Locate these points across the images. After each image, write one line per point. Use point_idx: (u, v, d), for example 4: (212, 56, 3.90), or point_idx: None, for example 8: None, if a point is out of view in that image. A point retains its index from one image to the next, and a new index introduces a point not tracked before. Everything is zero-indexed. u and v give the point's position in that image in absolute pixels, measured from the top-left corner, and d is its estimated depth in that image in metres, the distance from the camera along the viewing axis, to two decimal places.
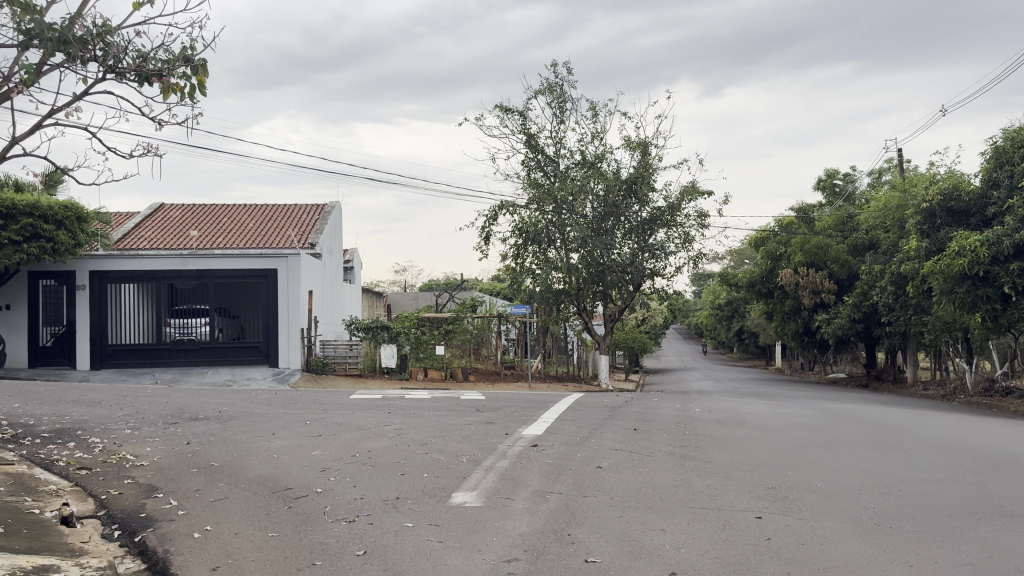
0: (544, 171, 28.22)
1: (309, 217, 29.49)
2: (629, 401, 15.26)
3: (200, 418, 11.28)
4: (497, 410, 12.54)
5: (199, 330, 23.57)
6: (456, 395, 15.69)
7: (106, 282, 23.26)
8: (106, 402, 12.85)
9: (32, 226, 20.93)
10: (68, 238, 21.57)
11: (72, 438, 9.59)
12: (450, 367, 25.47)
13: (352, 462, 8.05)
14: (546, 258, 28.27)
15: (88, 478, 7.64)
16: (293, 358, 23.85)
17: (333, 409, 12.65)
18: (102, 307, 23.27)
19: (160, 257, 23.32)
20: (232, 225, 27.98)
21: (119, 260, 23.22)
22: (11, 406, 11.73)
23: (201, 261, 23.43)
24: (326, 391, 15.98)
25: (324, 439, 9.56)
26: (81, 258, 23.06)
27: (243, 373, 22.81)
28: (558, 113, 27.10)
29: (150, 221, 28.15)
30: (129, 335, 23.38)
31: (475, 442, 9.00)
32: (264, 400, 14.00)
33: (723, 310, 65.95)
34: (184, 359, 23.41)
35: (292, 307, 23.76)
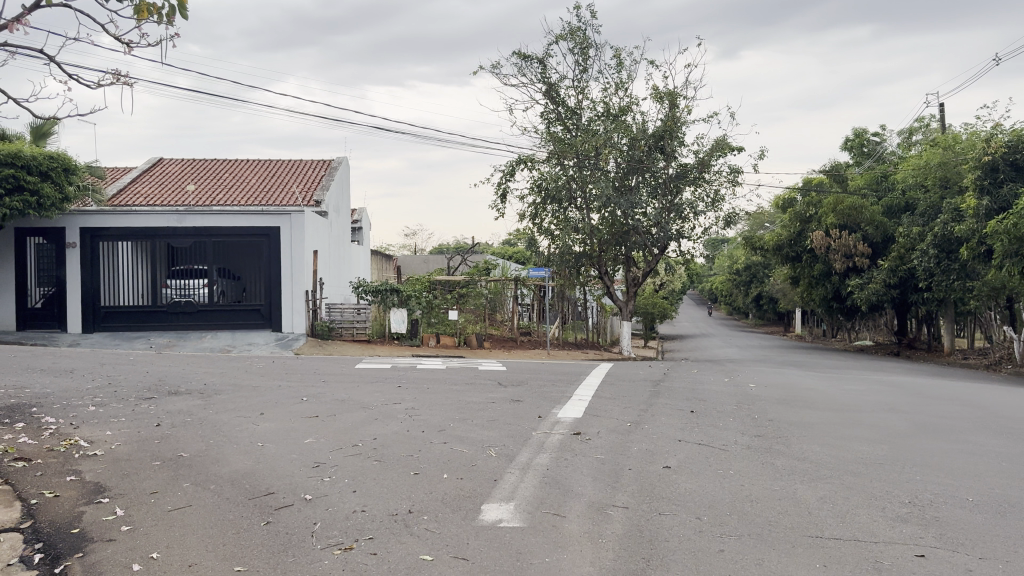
0: (564, 124, 26.28)
1: (314, 173, 27.76)
2: (669, 374, 13.61)
3: (179, 392, 9.70)
4: (524, 385, 10.96)
5: (199, 292, 22.04)
6: (475, 364, 14.13)
7: (98, 239, 21.65)
8: (79, 372, 11.28)
9: (14, 177, 19.29)
10: (55, 192, 19.96)
11: (23, 418, 8.03)
12: (464, 333, 23.90)
13: (353, 456, 6.45)
14: (566, 219, 26.23)
15: (23, 474, 6.07)
16: (297, 322, 22.31)
17: (336, 382, 11.05)
18: (94, 266, 21.71)
19: (154, 214, 21.66)
20: (233, 180, 26.29)
21: (112, 216, 21.56)
22: None
23: (198, 218, 21.79)
24: (329, 359, 14.40)
25: (321, 422, 7.96)
26: (71, 214, 21.42)
27: (244, 337, 21.29)
28: (580, 60, 25.23)
29: (146, 176, 26.46)
30: (123, 296, 21.83)
31: (505, 428, 7.38)
32: (258, 370, 12.41)
33: (741, 275, 64.07)
34: (182, 323, 21.90)
35: (296, 269, 22.17)
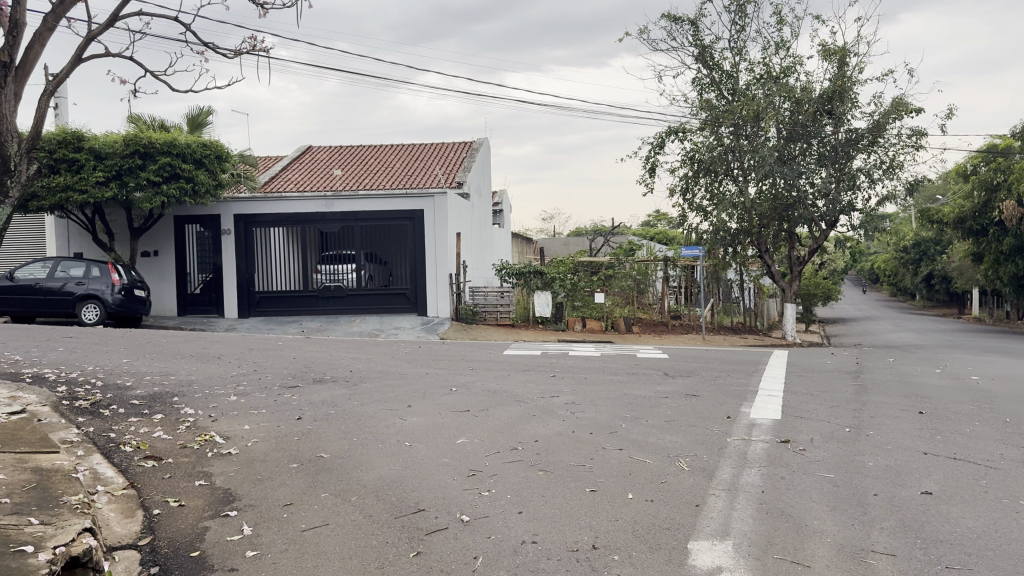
0: (719, 90, 24.42)
1: (457, 155, 27.23)
2: (863, 365, 11.76)
3: (322, 380, 9.05)
4: (696, 375, 9.59)
5: (348, 277, 21.96)
6: (633, 351, 12.87)
7: (252, 226, 21.96)
8: (227, 357, 10.96)
9: (171, 166, 19.78)
10: (208, 178, 20.39)
11: (163, 409, 7.58)
12: (612, 317, 22.59)
13: (514, 463, 5.37)
14: (721, 193, 24.39)
15: (150, 477, 5.44)
16: (442, 306, 21.83)
17: (485, 370, 10.10)
18: (247, 253, 22.03)
19: (304, 200, 21.68)
20: (377, 165, 26.16)
21: (264, 202, 21.80)
22: (118, 363, 10.06)
23: (345, 202, 21.62)
24: (477, 345, 13.59)
25: (474, 417, 6.96)
26: (226, 201, 21.82)
27: (390, 321, 21.00)
28: (738, 19, 23.86)
29: (295, 163, 26.82)
30: (276, 282, 22.08)
31: (692, 432, 6.09)
32: (404, 356, 11.68)
33: (909, 253, 58.89)
34: (332, 307, 21.97)
35: (441, 252, 21.64)
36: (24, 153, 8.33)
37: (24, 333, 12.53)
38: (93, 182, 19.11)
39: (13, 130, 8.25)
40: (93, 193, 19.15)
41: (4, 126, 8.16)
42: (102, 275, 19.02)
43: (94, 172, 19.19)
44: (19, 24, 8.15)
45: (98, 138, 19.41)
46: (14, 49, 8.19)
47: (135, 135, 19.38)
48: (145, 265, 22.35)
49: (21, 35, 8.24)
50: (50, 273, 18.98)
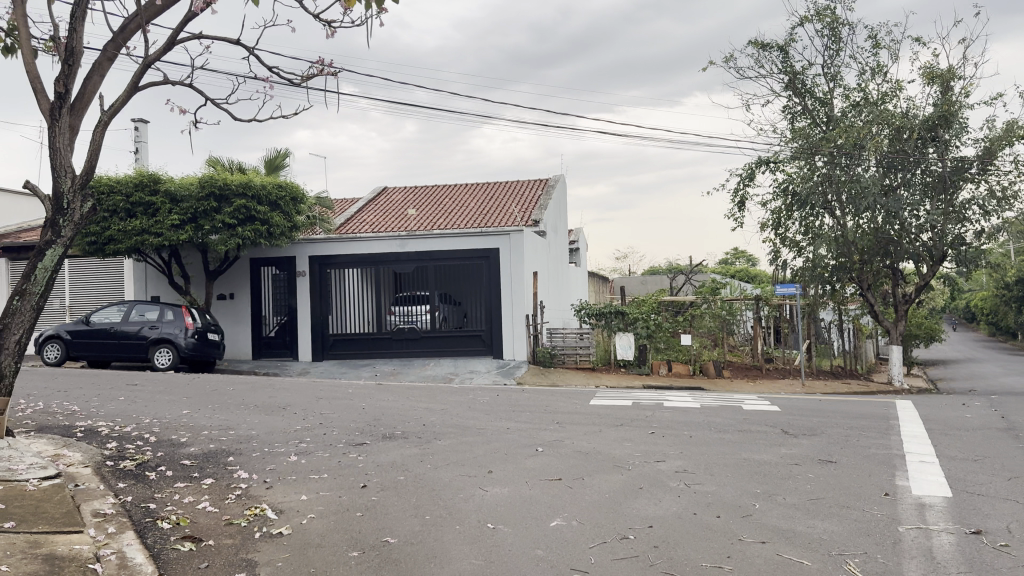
0: (812, 118, 23.07)
1: (532, 193, 26.43)
2: (1011, 420, 10.13)
3: (391, 435, 8.07)
4: (822, 435, 8.24)
5: (422, 319, 21.20)
6: (737, 402, 11.53)
7: (327, 268, 21.51)
8: (294, 407, 10.15)
9: (246, 208, 19.50)
10: (283, 220, 20.07)
11: (215, 472, 6.72)
12: (700, 361, 21.04)
13: (628, 560, 4.23)
14: (816, 226, 22.92)
15: (183, 566, 4.51)
16: (519, 348, 20.72)
17: (574, 425, 8.96)
18: (322, 295, 21.55)
19: (378, 240, 21.14)
20: (451, 204, 25.56)
21: (339, 243, 21.34)
22: (178, 415, 9.34)
23: (419, 242, 20.97)
24: (560, 393, 12.46)
25: (569, 489, 5.85)
26: (301, 243, 21.47)
27: (465, 365, 20.06)
28: (830, 43, 22.54)
29: (370, 204, 26.49)
30: (350, 324, 21.49)
31: (849, 521, 4.87)
32: (482, 405, 10.64)
33: (1012, 290, 55.01)
34: (406, 350, 21.20)
35: (517, 292, 20.64)
36: (79, 190, 7.73)
37: (90, 382, 12.05)
38: (169, 225, 18.98)
39: (68, 166, 7.66)
40: (168, 236, 19.01)
41: (57, 161, 7.55)
42: (175, 318, 18.76)
43: (170, 216, 19.07)
44: (76, 52, 7.62)
45: (174, 181, 19.30)
46: (70, 79, 7.67)
47: (210, 178, 19.18)
48: (220, 308, 22.10)
49: (78, 65, 7.70)
50: (125, 317, 18.84)
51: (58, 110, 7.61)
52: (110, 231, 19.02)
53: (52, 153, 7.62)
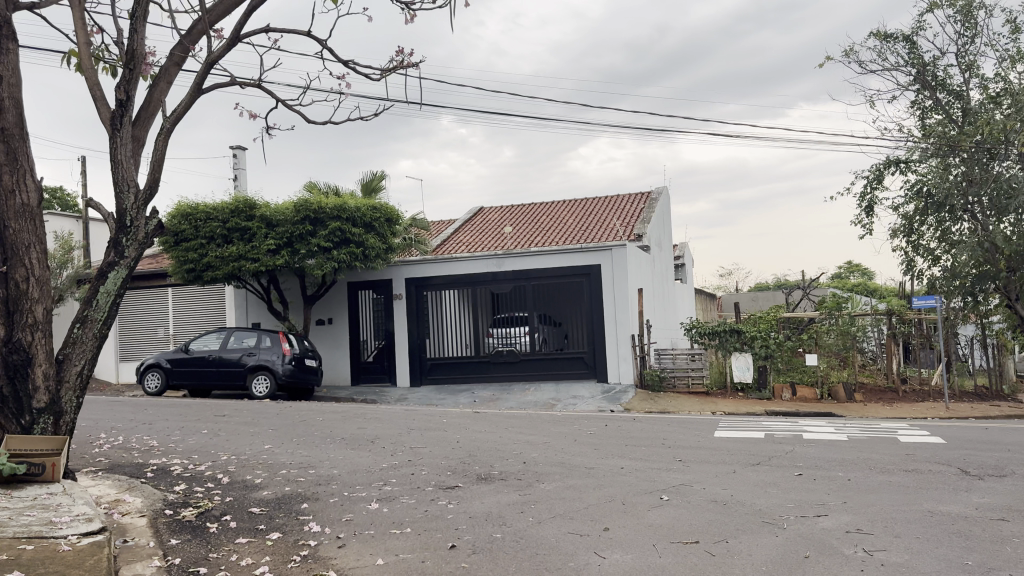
0: (946, 112, 20.86)
1: (635, 206, 25.07)
2: None
3: (487, 476, 6.94)
4: (1020, 481, 6.59)
5: (521, 341, 20.12)
6: (891, 434, 9.84)
7: (423, 290, 20.82)
8: (383, 437, 9.21)
9: (340, 231, 19.00)
10: (378, 242, 19.47)
11: (284, 523, 5.76)
12: (828, 383, 19.02)
13: None
14: (954, 231, 20.59)
15: None
16: (624, 371, 19.18)
17: (702, 465, 7.57)
18: (418, 318, 20.86)
19: (474, 260, 20.32)
20: (550, 221, 24.50)
21: (435, 264, 20.63)
22: (259, 451, 8.53)
23: (517, 261, 19.99)
24: (678, 424, 11.04)
25: (712, 558, 4.54)
26: (396, 265, 20.89)
27: (568, 390, 18.77)
28: (964, 29, 20.34)
29: (467, 224, 25.78)
30: (448, 347, 20.65)
31: None
32: (591, 437, 9.38)
33: None
34: (506, 374, 20.15)
35: (620, 311, 19.22)
36: (143, 206, 7.09)
37: (179, 414, 11.53)
38: (265, 250, 18.72)
39: (131, 180, 7.05)
40: (264, 262, 18.74)
41: (118, 173, 6.97)
42: (272, 344, 18.36)
43: (265, 241, 18.81)
44: (139, 56, 7.05)
45: (269, 206, 19.06)
46: (132, 85, 7.08)
47: (305, 202, 18.78)
48: (318, 333, 21.68)
49: (141, 70, 7.13)
50: (224, 344, 18.66)
51: (119, 119, 7.02)
52: (208, 258, 18.93)
53: (114, 166, 7.02)
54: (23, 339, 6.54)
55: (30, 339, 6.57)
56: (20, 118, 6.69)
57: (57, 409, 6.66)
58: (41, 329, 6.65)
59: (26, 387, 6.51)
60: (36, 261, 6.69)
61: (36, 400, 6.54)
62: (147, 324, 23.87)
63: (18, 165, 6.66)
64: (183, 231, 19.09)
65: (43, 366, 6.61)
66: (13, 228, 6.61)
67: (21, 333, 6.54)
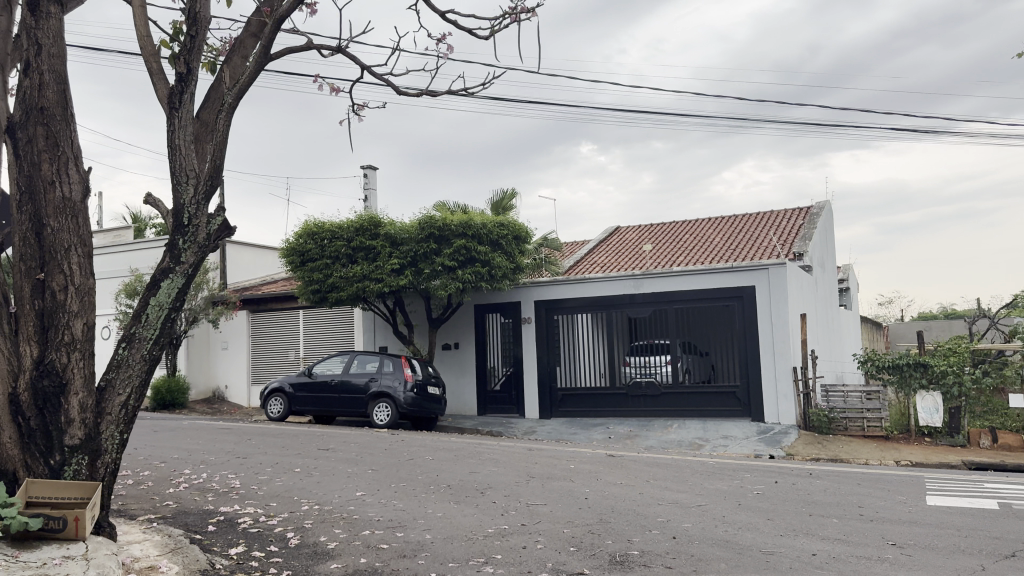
0: None
1: (792, 222, 22.45)
2: None
3: (624, 559, 5.12)
4: None
5: (662, 372, 18.02)
6: None
7: (554, 313, 19.20)
8: (497, 487, 7.53)
9: (466, 249, 17.73)
10: (505, 261, 18.05)
11: None
12: None
13: None
14: None
15: None
16: (784, 409, 16.67)
17: (931, 556, 5.37)
18: (550, 345, 19.20)
19: (611, 281, 18.52)
20: (694, 240, 22.32)
21: (567, 286, 18.99)
22: (346, 499, 7.11)
23: (657, 282, 18.04)
24: (869, 481, 8.70)
25: None
26: (526, 287, 19.42)
27: (717, 429, 16.48)
28: None
29: (602, 244, 23.98)
30: (581, 377, 18.83)
31: None
32: (761, 500, 7.30)
33: None
34: (645, 409, 18.07)
35: (779, 338, 16.75)
36: (203, 201, 5.85)
37: (280, 447, 10.43)
38: (388, 270, 17.73)
39: (192, 169, 5.83)
40: (388, 282, 17.73)
41: (176, 161, 5.77)
42: (395, 370, 17.25)
43: (389, 260, 17.83)
44: (200, 20, 5.92)
45: (394, 224, 18.06)
46: (194, 55, 5.92)
47: (430, 219, 17.66)
48: (445, 359, 20.45)
49: (205, 37, 5.98)
50: (346, 368, 17.78)
51: (178, 96, 5.84)
52: (332, 278, 18.14)
53: (172, 153, 5.83)
54: (56, 361, 5.40)
55: (64, 362, 5.42)
56: (63, 94, 5.64)
57: (94, 448, 5.44)
58: (79, 349, 5.50)
59: (56, 420, 5.32)
60: (76, 267, 5.58)
61: (68, 436, 5.34)
62: (278, 348, 23.61)
63: (60, 152, 5.60)
64: (309, 251, 18.43)
65: (79, 395, 5.42)
66: (53, 227, 5.54)
67: (54, 354, 5.41)
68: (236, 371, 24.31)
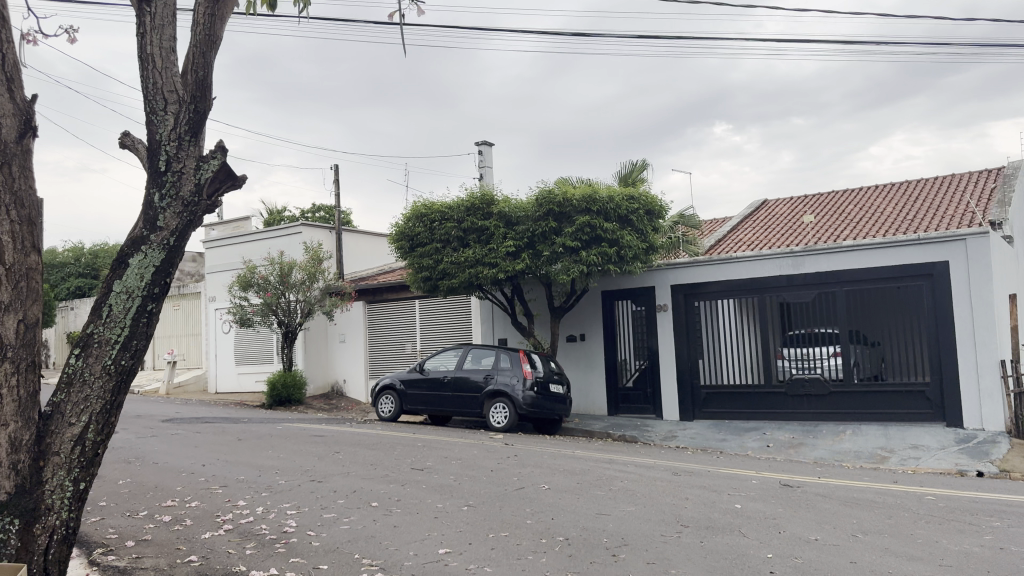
0: None
1: (983, 185, 18.72)
2: None
3: None
4: None
5: (828, 367, 15.14)
6: None
7: (695, 300, 16.63)
8: (634, 545, 5.32)
9: (591, 226, 15.44)
10: (636, 240, 15.66)
11: None
12: None
13: None
14: None
15: None
16: (990, 412, 13.39)
17: None
18: (690, 335, 16.64)
19: (764, 260, 15.75)
20: (860, 210, 19.04)
21: (711, 267, 16.37)
22: (422, 560, 5.08)
23: (821, 260, 15.15)
24: None
25: None
26: (661, 271, 16.94)
27: (903, 437, 13.47)
28: None
29: (748, 219, 21.02)
30: (729, 373, 16.20)
31: None
32: None
33: None
34: (807, 410, 15.25)
35: (981, 325, 13.49)
36: (189, 137, 3.94)
37: (367, 466, 8.60)
38: (504, 253, 15.74)
39: (171, 90, 3.99)
40: (504, 267, 15.75)
41: (151, 78, 3.94)
42: (513, 366, 15.27)
43: (504, 242, 15.83)
44: None
45: (509, 202, 16.08)
46: None
47: (548, 194, 15.52)
48: (571, 352, 18.28)
49: None
50: (460, 363, 15.98)
51: None
52: (443, 264, 16.34)
53: (144, 67, 4.03)
54: None
55: None
56: None
57: (29, 506, 3.66)
58: (11, 359, 3.69)
59: None
60: (9, 237, 3.76)
61: None
62: (394, 340, 22.23)
63: None
64: (418, 235, 16.71)
65: (10, 428, 3.63)
66: None
67: None
68: (353, 365, 23.16)
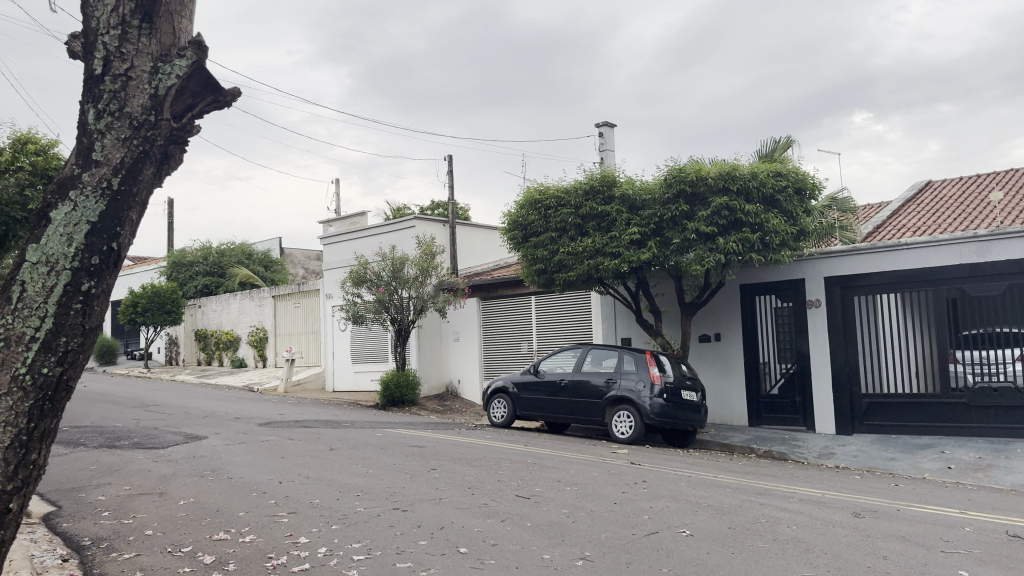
0: None
1: None
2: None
3: None
4: None
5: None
6: None
7: (854, 294, 14.29)
8: None
9: (729, 209, 13.48)
10: (786, 225, 13.55)
11: None
12: None
13: None
14: None
15: None
16: None
17: None
18: (846, 335, 14.29)
19: (940, 246, 13.23)
20: None
21: (873, 256, 13.96)
22: None
23: (1015, 245, 12.51)
24: None
25: None
26: (811, 260, 14.69)
27: None
28: None
29: (911, 203, 18.27)
30: (895, 379, 13.78)
31: None
32: None
33: None
34: (996, 426, 12.67)
35: None
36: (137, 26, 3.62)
37: (466, 489, 7.15)
38: (627, 241, 14.02)
39: None
40: (627, 257, 13.99)
41: None
42: (638, 368, 13.54)
43: (628, 229, 14.10)
44: None
45: (633, 184, 14.32)
46: None
47: (679, 173, 13.66)
48: (705, 354, 16.27)
49: None
50: (579, 365, 14.40)
51: None
52: (559, 255, 14.79)
53: None
54: None
55: None
56: None
57: None
58: None
59: None
60: None
61: None
62: (509, 339, 20.85)
63: None
64: (532, 224, 15.23)
65: None
66: None
67: None
68: (468, 364, 21.99)
